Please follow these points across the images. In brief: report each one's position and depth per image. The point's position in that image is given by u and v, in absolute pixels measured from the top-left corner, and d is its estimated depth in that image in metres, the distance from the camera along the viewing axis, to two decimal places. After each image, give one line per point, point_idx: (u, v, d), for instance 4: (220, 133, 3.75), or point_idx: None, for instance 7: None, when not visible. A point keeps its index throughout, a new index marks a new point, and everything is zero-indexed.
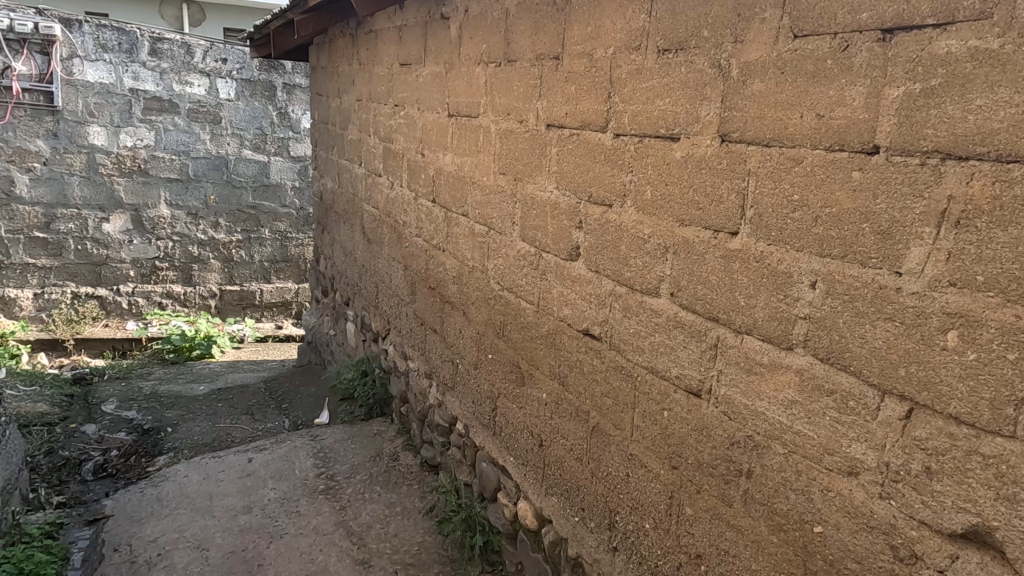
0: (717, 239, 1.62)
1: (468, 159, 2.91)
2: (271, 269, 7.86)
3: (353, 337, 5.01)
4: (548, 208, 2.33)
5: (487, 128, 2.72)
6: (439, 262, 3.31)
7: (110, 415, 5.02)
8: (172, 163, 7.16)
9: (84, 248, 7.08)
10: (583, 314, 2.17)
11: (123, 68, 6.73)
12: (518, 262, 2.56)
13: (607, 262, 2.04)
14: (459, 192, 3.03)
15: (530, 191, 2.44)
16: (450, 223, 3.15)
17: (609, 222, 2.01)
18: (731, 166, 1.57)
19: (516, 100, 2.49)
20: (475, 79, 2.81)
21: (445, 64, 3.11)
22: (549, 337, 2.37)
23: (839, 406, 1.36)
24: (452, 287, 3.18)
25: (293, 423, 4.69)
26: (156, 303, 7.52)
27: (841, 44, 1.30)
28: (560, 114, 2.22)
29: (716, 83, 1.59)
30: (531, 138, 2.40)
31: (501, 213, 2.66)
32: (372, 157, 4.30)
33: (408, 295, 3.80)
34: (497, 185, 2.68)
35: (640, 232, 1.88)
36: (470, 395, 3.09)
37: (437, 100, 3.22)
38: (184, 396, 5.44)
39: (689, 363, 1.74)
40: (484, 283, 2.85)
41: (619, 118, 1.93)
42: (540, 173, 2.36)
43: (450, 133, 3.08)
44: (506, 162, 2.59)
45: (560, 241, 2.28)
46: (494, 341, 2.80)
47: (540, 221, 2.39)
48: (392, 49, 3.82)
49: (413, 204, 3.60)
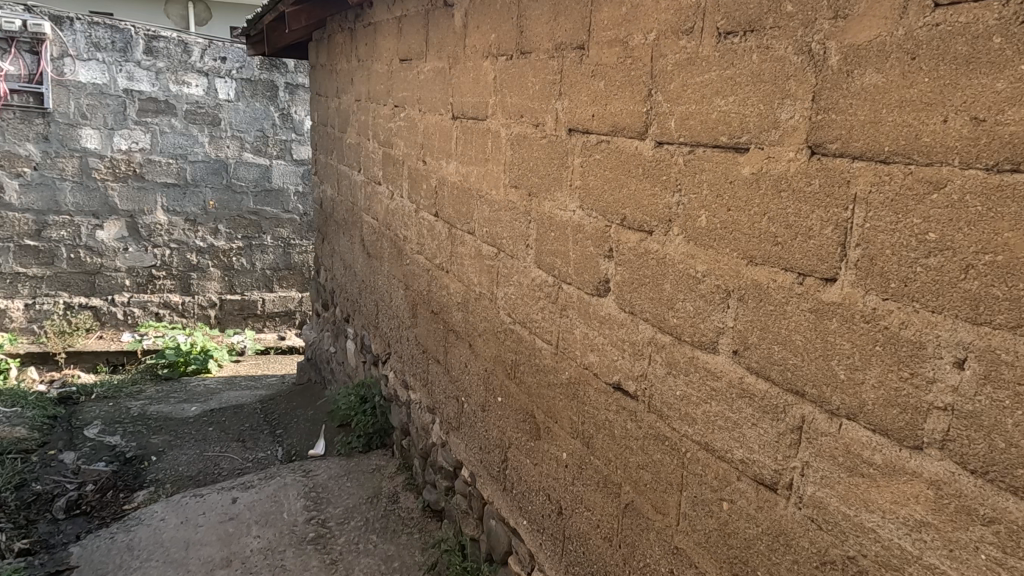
0: (804, 288, 1.20)
1: (475, 169, 2.50)
2: (274, 277, 7.47)
3: (352, 357, 4.62)
4: (569, 231, 1.91)
5: (497, 133, 2.30)
6: (443, 285, 2.90)
7: (92, 441, 4.67)
8: (169, 167, 6.80)
9: (77, 256, 6.74)
10: (614, 365, 1.76)
11: (117, 68, 6.39)
12: (533, 293, 2.15)
13: (645, 303, 1.62)
14: (464, 206, 2.62)
15: (547, 209, 2.02)
16: (454, 242, 2.74)
17: (648, 253, 1.60)
18: (827, 189, 1.15)
19: (530, 100, 2.08)
20: (482, 75, 2.39)
21: (449, 58, 2.70)
22: (570, 387, 1.96)
23: (1003, 544, 0.94)
24: (457, 315, 2.77)
25: (287, 453, 4.30)
26: (153, 314, 7.16)
27: (1019, 13, 0.89)
28: (585, 116, 1.81)
29: (805, 75, 1.17)
30: (549, 145, 1.99)
31: (512, 234, 2.25)
32: (371, 163, 3.90)
33: (410, 317, 3.39)
34: (508, 199, 2.26)
35: (691, 270, 1.46)
36: (477, 440, 2.68)
37: (440, 99, 2.81)
38: (173, 419, 5.08)
39: (760, 445, 1.32)
40: (492, 315, 2.44)
41: (664, 121, 1.51)
42: (560, 187, 1.95)
43: (454, 137, 2.67)
44: (518, 174, 2.18)
45: (585, 272, 1.86)
46: (504, 382, 2.39)
47: (559, 246, 1.98)
48: (391, 43, 3.41)
49: (415, 217, 3.20)
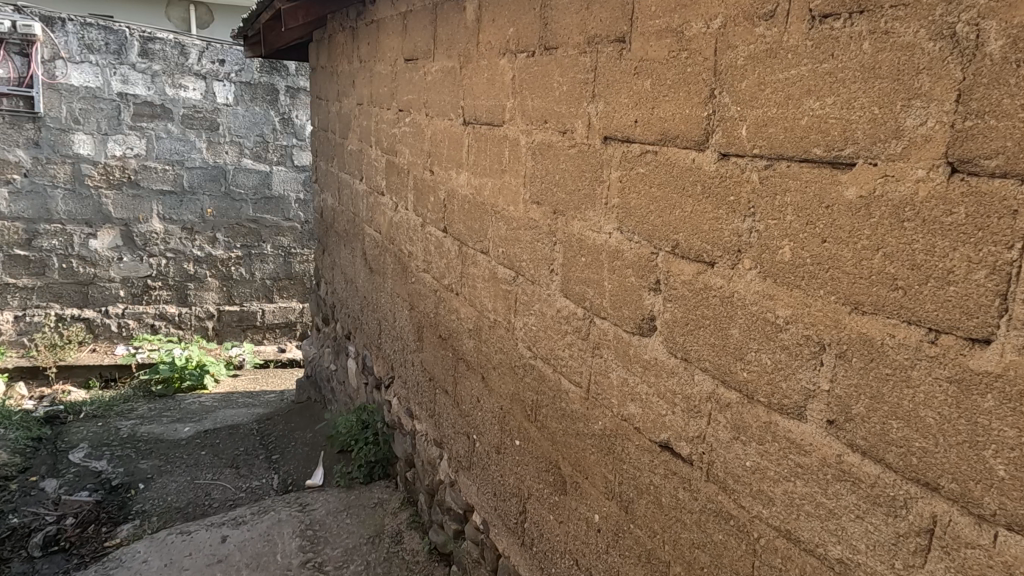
0: (939, 350, 0.92)
1: (489, 181, 2.21)
2: (274, 288, 7.19)
3: (354, 378, 4.32)
4: (604, 256, 1.62)
5: (515, 141, 2.02)
6: (452, 309, 2.61)
7: (77, 466, 4.39)
8: (165, 173, 6.52)
9: (69, 266, 6.46)
10: (662, 421, 1.47)
11: (111, 70, 6.12)
12: (558, 326, 1.86)
13: (704, 349, 1.33)
14: (477, 222, 2.33)
15: (576, 229, 1.73)
16: (466, 262, 2.45)
17: (709, 290, 1.31)
18: (980, 221, 0.86)
19: (555, 104, 1.80)
20: (498, 75, 2.11)
21: (459, 57, 2.42)
22: (605, 440, 1.67)
23: None
24: (469, 343, 2.48)
25: (283, 482, 4.01)
26: (148, 325, 6.88)
27: None
28: (625, 121, 1.52)
29: (946, 68, 0.88)
30: (579, 155, 1.70)
31: (533, 257, 1.96)
32: (374, 172, 3.62)
33: (415, 341, 3.10)
34: (529, 217, 1.97)
35: (769, 314, 1.17)
36: (490, 484, 2.39)
37: (449, 102, 2.53)
38: (165, 441, 4.79)
39: (867, 546, 1.03)
40: (510, 349, 2.15)
41: (731, 129, 1.23)
42: (592, 205, 1.66)
43: (465, 145, 2.39)
44: (540, 189, 1.89)
45: (624, 306, 1.57)
46: (523, 424, 2.10)
47: (591, 273, 1.68)
48: (396, 42, 3.13)
49: (421, 232, 2.91)
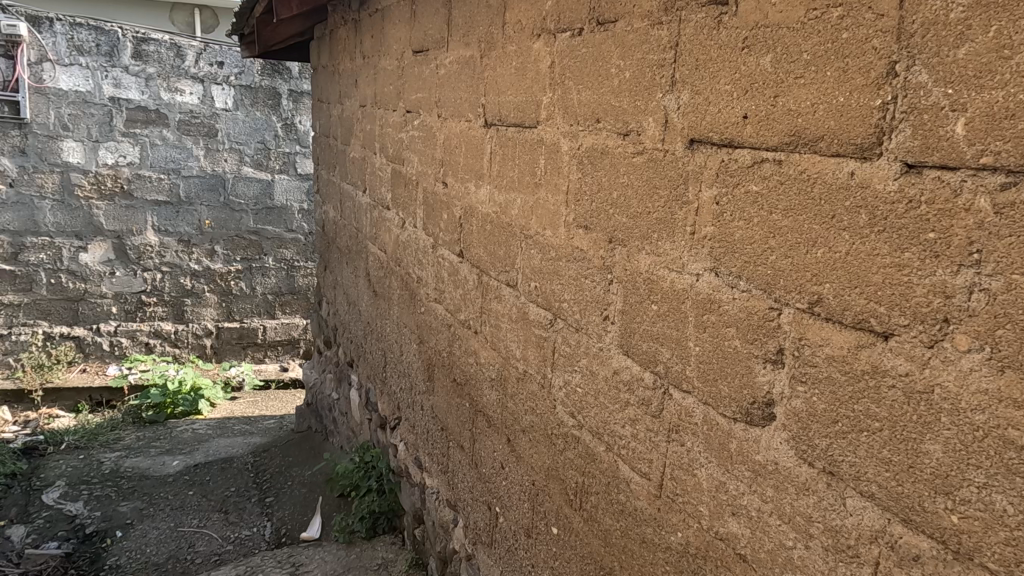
0: None
1: (518, 197, 1.75)
2: (276, 303, 6.72)
3: (356, 411, 3.87)
4: (687, 304, 1.17)
5: (554, 146, 1.56)
6: (471, 351, 2.15)
7: (50, 509, 3.96)
8: (160, 183, 6.08)
9: (58, 282, 6.00)
10: (786, 556, 1.00)
11: (102, 74, 5.71)
12: (613, 393, 1.40)
13: (868, 465, 0.86)
14: (501, 248, 1.87)
15: (642, 266, 1.27)
16: (487, 295, 1.99)
17: (880, 375, 0.84)
18: None
19: (610, 96, 1.34)
20: (530, 62, 1.66)
21: (479, 43, 1.96)
22: (688, 560, 1.21)
23: None
24: (490, 395, 2.02)
25: (276, 532, 3.56)
26: (142, 344, 6.42)
27: None
28: (723, 117, 1.06)
29: None
30: (649, 165, 1.24)
31: (578, 298, 1.50)
32: (378, 183, 3.17)
33: (425, 381, 2.65)
34: (573, 247, 1.51)
35: (1012, 431, 0.71)
36: (518, 572, 1.93)
37: (466, 99, 2.08)
38: (149, 479, 4.35)
39: None
40: (546, 412, 1.69)
41: (935, 123, 0.77)
42: (668, 234, 1.20)
43: (486, 151, 1.93)
44: (589, 209, 1.44)
45: (719, 380, 1.11)
46: (563, 509, 1.64)
47: (668, 328, 1.22)
48: (402, 31, 2.68)
49: (431, 255, 2.46)
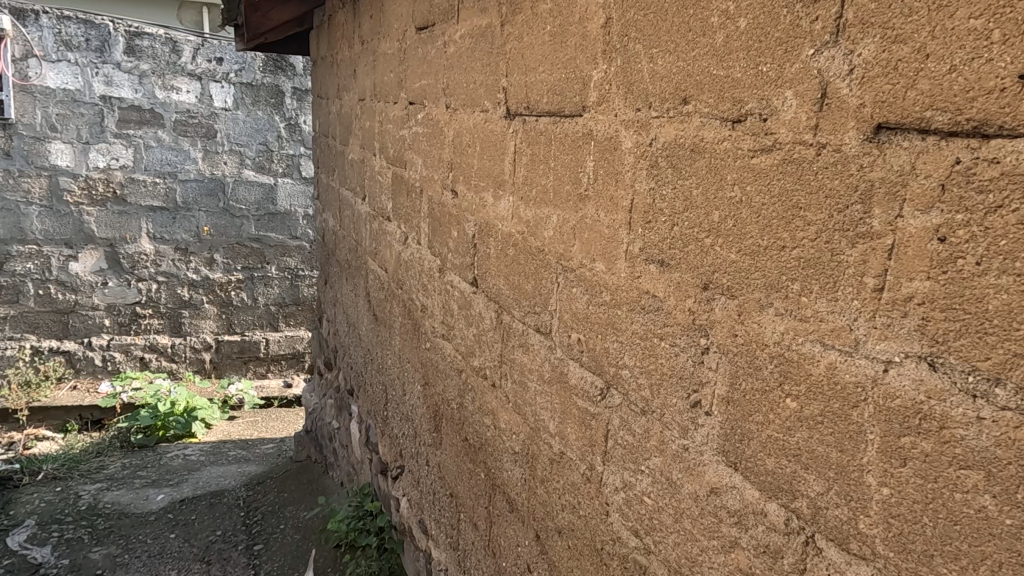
0: None
1: (552, 214, 1.26)
2: (279, 315, 6.16)
3: (356, 447, 3.39)
4: (864, 411, 0.68)
5: (610, 143, 1.07)
6: (487, 410, 1.66)
7: (14, 556, 3.53)
8: (155, 187, 5.52)
9: (46, 293, 5.46)
10: None
11: (93, 71, 5.14)
12: (708, 521, 0.91)
13: None
14: (529, 281, 1.38)
15: (766, 333, 0.79)
16: (508, 341, 1.50)
17: None
18: None
19: (708, 61, 0.85)
20: (571, 25, 1.17)
21: (499, 6, 1.48)
22: None
23: None
24: (512, 471, 1.53)
25: None
26: (136, 359, 5.86)
27: None
28: (966, 80, 0.58)
29: None
30: (785, 167, 0.75)
31: (646, 366, 1.01)
32: (378, 189, 2.69)
33: (431, 430, 2.16)
34: (640, 292, 1.01)
35: None
36: None
37: (482, 84, 1.59)
38: (128, 518, 3.90)
39: None
40: (593, 517, 1.20)
41: None
42: (824, 285, 0.71)
43: (509, 150, 1.44)
44: (666, 236, 0.95)
45: (937, 557, 0.62)
46: None
47: (821, 444, 0.73)
48: (405, 6, 2.20)
49: (438, 280, 1.98)
